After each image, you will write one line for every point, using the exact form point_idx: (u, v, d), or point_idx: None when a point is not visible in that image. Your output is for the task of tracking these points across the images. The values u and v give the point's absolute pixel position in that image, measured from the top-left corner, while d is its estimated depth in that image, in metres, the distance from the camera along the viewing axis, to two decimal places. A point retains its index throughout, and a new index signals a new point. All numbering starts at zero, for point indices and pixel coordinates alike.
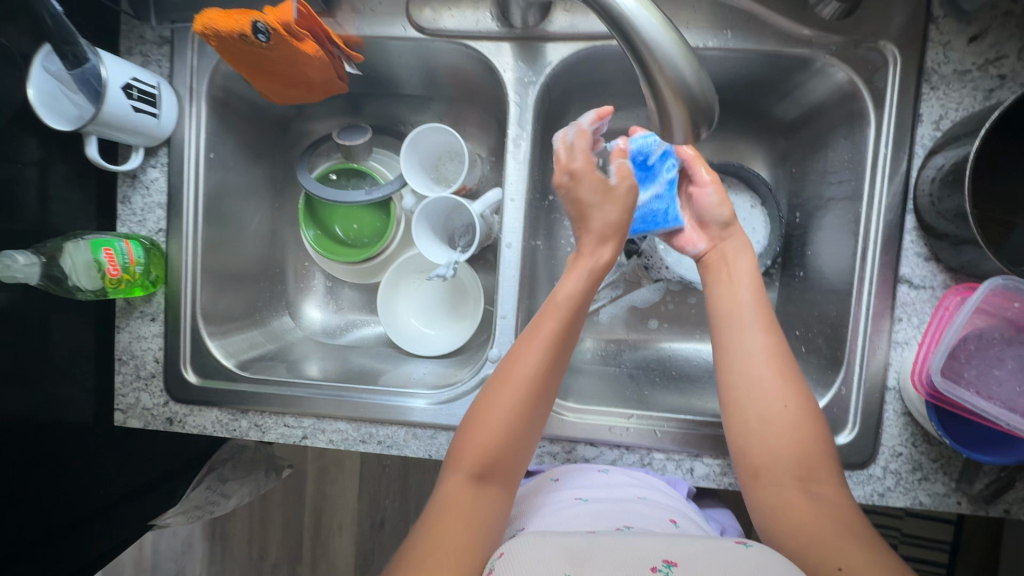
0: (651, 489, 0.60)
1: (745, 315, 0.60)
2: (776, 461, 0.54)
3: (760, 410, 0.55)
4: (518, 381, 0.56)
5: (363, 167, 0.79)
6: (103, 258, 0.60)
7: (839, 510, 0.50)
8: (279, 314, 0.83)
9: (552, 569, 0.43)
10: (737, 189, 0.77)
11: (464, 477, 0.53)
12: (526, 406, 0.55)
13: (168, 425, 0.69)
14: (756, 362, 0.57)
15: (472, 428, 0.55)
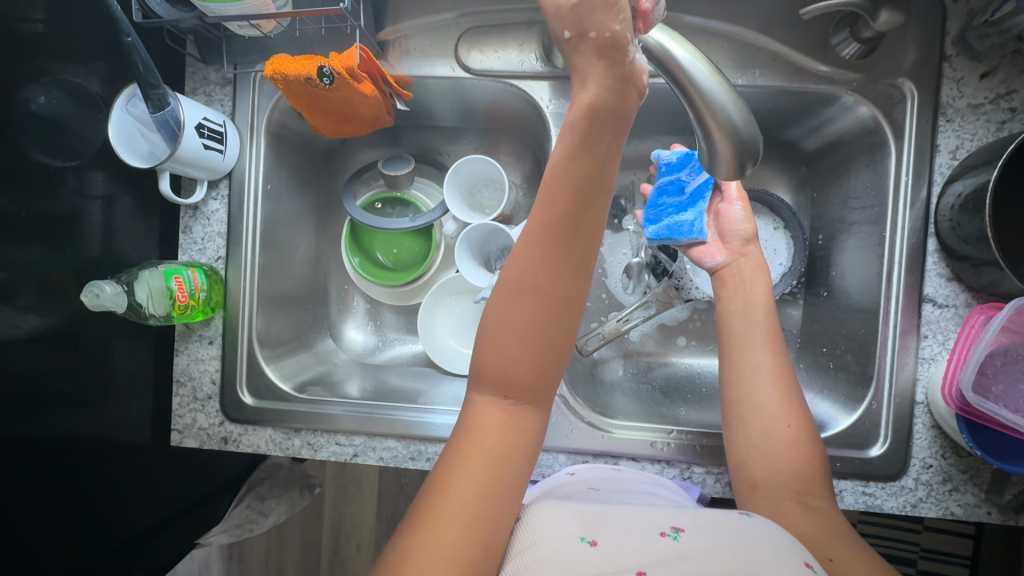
0: (662, 487, 0.62)
1: (754, 334, 0.62)
2: (775, 475, 0.56)
3: (763, 427, 0.58)
4: (523, 285, 0.43)
5: (406, 195, 0.83)
6: (173, 285, 0.64)
7: (832, 519, 0.52)
8: (322, 336, 0.86)
9: (565, 530, 0.46)
10: (762, 213, 0.82)
11: (488, 399, 0.46)
12: (541, 313, 0.43)
13: (223, 444, 0.72)
14: (765, 379, 0.60)
15: (484, 342, 0.45)
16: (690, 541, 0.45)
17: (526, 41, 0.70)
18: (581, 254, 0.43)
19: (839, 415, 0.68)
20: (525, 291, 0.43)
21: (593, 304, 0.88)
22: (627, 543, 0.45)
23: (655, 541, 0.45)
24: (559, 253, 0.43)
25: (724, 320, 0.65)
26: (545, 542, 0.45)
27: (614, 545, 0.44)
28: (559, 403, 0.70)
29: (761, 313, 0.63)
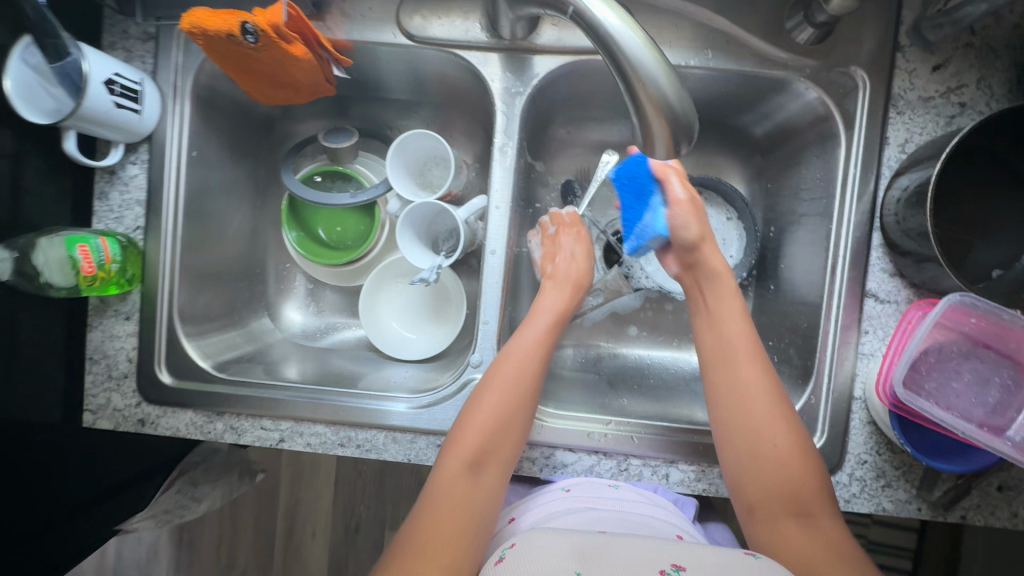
0: (659, 509, 0.62)
1: (733, 350, 0.62)
2: (771, 497, 0.57)
3: (749, 447, 0.58)
4: (511, 380, 0.62)
5: (348, 169, 0.79)
6: (77, 254, 0.59)
7: (832, 538, 0.54)
8: (257, 315, 0.82)
9: (562, 563, 0.48)
10: (716, 203, 0.81)
11: (455, 464, 0.58)
12: (520, 405, 0.62)
13: (139, 427, 0.68)
14: (744, 392, 0.60)
15: (466, 421, 0.61)
16: None
17: (473, 9, 0.67)
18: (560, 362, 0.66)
19: None
20: (511, 384, 0.62)
21: None
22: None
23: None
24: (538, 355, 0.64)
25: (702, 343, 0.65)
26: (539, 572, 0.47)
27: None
28: None
29: (740, 327, 0.64)
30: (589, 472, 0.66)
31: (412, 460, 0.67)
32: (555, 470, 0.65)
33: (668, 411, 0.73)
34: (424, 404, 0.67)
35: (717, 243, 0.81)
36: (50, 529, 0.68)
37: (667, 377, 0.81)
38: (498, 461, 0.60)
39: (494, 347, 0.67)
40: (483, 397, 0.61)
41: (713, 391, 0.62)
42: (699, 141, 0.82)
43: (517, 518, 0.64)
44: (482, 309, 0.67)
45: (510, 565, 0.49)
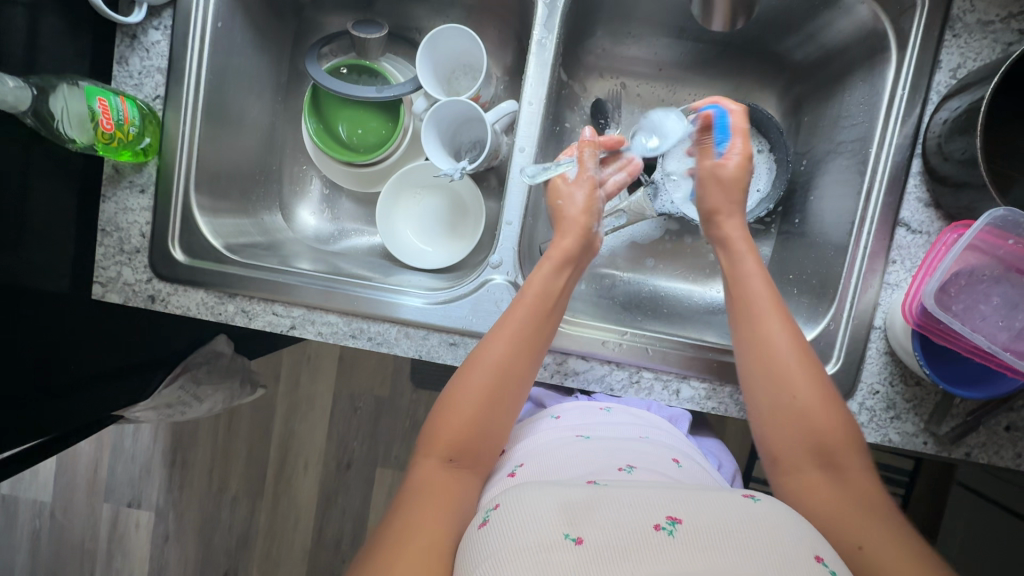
0: (654, 429, 0.67)
1: (758, 306, 0.61)
2: (795, 449, 0.57)
3: (771, 403, 0.58)
4: (493, 367, 0.59)
5: (376, 66, 0.76)
6: (96, 107, 0.56)
7: (862, 487, 0.54)
8: (272, 212, 0.80)
9: (550, 528, 0.45)
10: (749, 134, 0.79)
11: (433, 461, 0.56)
12: (503, 389, 0.59)
13: (150, 303, 0.67)
14: (774, 347, 0.59)
15: (444, 412, 0.58)
16: (686, 535, 0.45)
17: None
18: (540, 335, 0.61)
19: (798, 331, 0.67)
20: (491, 372, 0.59)
21: None
22: (617, 541, 0.44)
23: (649, 538, 0.44)
24: (520, 341, 0.60)
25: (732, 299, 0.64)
26: (525, 539, 0.44)
27: (602, 543, 0.44)
28: (512, 292, 0.65)
29: (757, 284, 0.63)
30: (601, 381, 0.66)
31: (423, 356, 0.66)
32: (568, 376, 0.66)
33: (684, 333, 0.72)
34: (439, 300, 0.66)
35: None
36: (56, 397, 0.68)
37: (681, 307, 0.80)
38: (480, 453, 0.58)
39: (515, 249, 0.66)
40: (462, 389, 0.59)
41: (744, 348, 0.60)
42: (736, 70, 0.80)
43: (509, 450, 0.66)
44: (506, 208, 0.66)
45: (497, 531, 0.47)
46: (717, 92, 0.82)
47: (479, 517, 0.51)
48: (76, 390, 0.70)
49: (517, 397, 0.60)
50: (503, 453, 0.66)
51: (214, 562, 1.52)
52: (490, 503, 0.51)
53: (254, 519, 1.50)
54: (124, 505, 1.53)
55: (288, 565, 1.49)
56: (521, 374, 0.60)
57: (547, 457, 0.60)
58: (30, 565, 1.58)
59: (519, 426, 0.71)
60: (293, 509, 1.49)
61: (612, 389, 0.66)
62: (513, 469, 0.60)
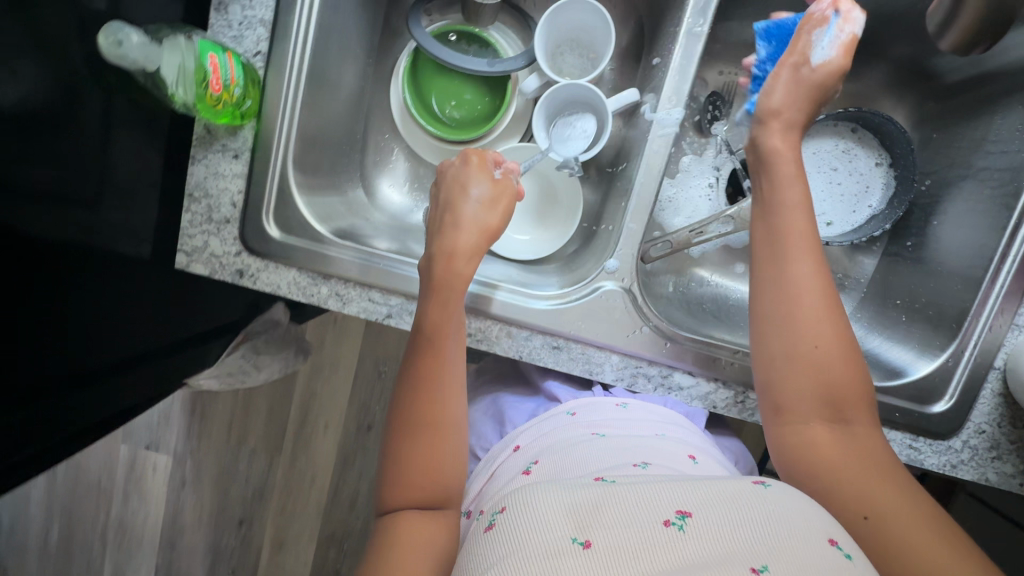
0: (671, 426, 0.64)
1: (795, 251, 0.56)
2: (801, 394, 0.54)
3: (785, 346, 0.55)
4: (424, 413, 0.56)
5: (484, 35, 0.70)
6: (206, 66, 0.51)
7: (865, 446, 0.52)
8: (353, 185, 0.75)
9: (556, 534, 0.43)
10: (869, 145, 0.75)
11: (409, 509, 0.53)
12: (443, 441, 0.56)
13: (237, 278, 0.63)
14: (799, 295, 0.55)
15: (405, 459, 0.55)
16: (696, 531, 0.43)
17: None
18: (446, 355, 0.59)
19: (915, 361, 0.64)
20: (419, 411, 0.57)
21: (659, 207, 0.79)
22: (626, 542, 0.42)
23: (658, 534, 0.43)
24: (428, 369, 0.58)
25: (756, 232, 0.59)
26: (531, 546, 0.43)
27: (610, 546, 0.42)
28: (626, 300, 0.62)
29: (801, 217, 0.57)
30: (704, 398, 0.64)
31: (523, 357, 0.63)
32: (672, 390, 0.63)
33: None
34: (552, 303, 0.62)
35: (858, 189, 0.76)
36: (122, 371, 0.65)
37: None
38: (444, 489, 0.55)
39: (635, 255, 0.61)
40: (415, 440, 0.55)
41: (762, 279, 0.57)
42: (866, 74, 0.75)
43: (522, 447, 0.65)
44: (630, 214, 0.61)
45: (502, 535, 0.46)
46: (839, 96, 0.76)
47: (487, 519, 0.50)
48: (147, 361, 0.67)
49: (456, 445, 0.57)
50: (516, 450, 0.65)
51: (229, 511, 1.53)
52: (496, 507, 0.50)
53: (271, 473, 1.51)
54: (142, 448, 1.52)
55: (302, 519, 1.51)
56: (449, 407, 0.58)
57: (565, 457, 0.59)
58: (42, 499, 1.58)
59: (531, 421, 0.69)
60: (311, 467, 1.50)
61: (715, 407, 0.64)
62: (527, 467, 0.60)
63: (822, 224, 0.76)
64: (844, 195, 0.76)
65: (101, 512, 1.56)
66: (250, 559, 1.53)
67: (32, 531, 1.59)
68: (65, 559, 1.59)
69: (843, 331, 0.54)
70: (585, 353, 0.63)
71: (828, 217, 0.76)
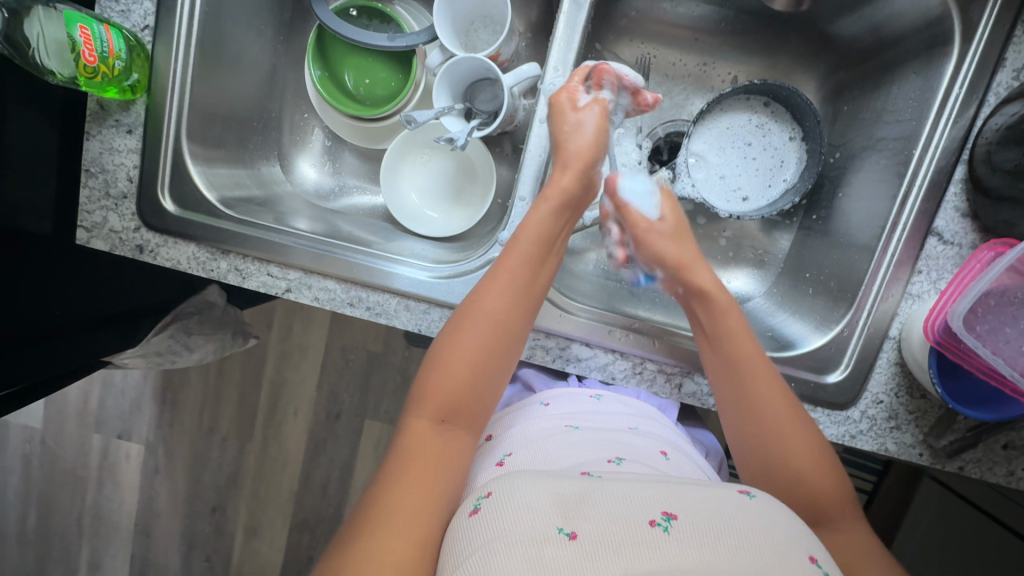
0: (643, 419, 0.65)
1: (745, 372, 0.57)
2: (787, 511, 0.55)
3: (760, 466, 0.56)
4: (474, 319, 0.56)
5: (389, 11, 0.69)
6: (77, 37, 0.51)
7: (859, 548, 0.52)
8: (269, 163, 0.75)
9: (541, 524, 0.43)
10: (782, 118, 0.75)
11: (424, 421, 0.54)
12: (493, 340, 0.56)
13: (137, 254, 0.63)
14: (762, 416, 0.56)
15: (434, 367, 0.56)
16: (681, 533, 0.42)
17: None
18: (542, 274, 0.59)
19: (810, 334, 0.65)
20: (487, 321, 0.56)
21: None
22: (613, 535, 0.42)
23: (644, 532, 0.42)
24: (516, 287, 0.57)
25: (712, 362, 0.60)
26: (517, 535, 0.42)
27: (597, 538, 0.42)
28: None
29: (751, 347, 0.58)
30: (603, 370, 0.64)
31: (422, 330, 0.64)
32: (570, 362, 0.63)
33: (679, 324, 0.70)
34: (446, 275, 0.63)
35: (772, 163, 0.75)
36: (54, 335, 0.66)
37: None
38: (473, 411, 0.56)
39: None
40: (455, 338, 0.56)
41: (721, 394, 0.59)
42: (777, 47, 0.75)
43: (497, 436, 0.64)
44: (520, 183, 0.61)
45: (485, 522, 0.45)
46: (754, 70, 0.77)
47: (471, 504, 0.49)
48: (89, 331, 0.70)
49: (501, 374, 0.57)
50: (490, 440, 0.64)
51: (201, 499, 1.53)
52: (481, 492, 0.49)
53: (242, 461, 1.49)
54: (113, 437, 1.53)
55: (274, 506, 1.49)
56: (519, 316, 0.57)
57: (541, 448, 0.58)
58: (21, 487, 1.59)
59: (505, 413, 0.68)
60: (281, 453, 1.48)
61: (613, 378, 0.64)
62: (501, 459, 0.59)
63: (738, 200, 0.76)
64: (759, 170, 0.76)
65: (76, 500, 1.57)
66: (224, 546, 1.52)
67: (14, 520, 1.60)
68: (46, 546, 1.60)
69: (809, 443, 0.55)
70: None
71: (743, 192, 0.76)
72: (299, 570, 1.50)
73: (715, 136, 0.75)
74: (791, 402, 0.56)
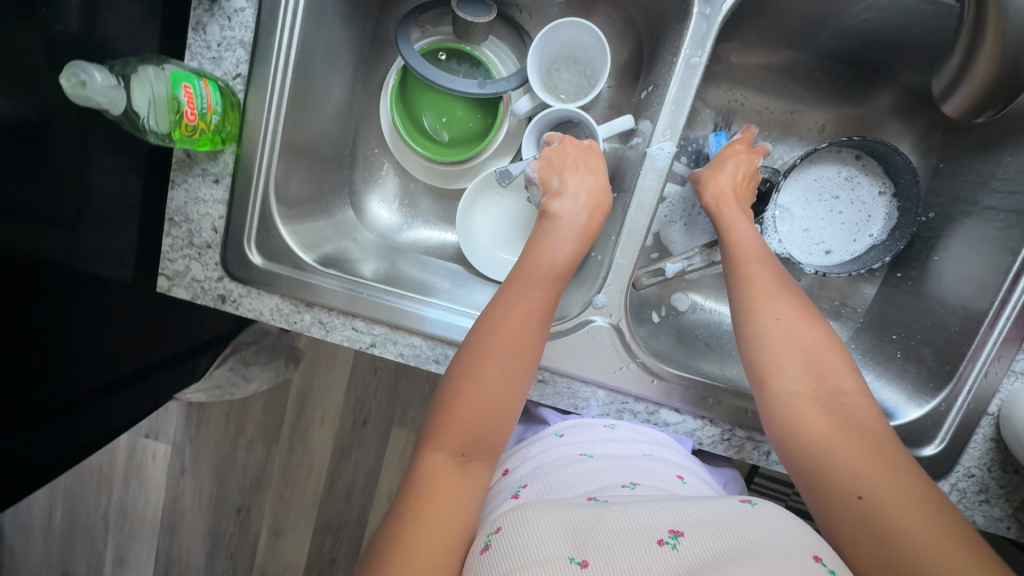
0: (658, 446, 0.59)
1: (745, 241, 0.61)
2: (789, 373, 0.54)
3: (756, 326, 0.56)
4: (504, 345, 0.55)
5: (477, 54, 0.68)
6: (180, 96, 0.49)
7: (856, 419, 0.50)
8: (342, 206, 0.73)
9: (551, 550, 0.41)
10: (873, 172, 0.73)
11: (443, 454, 0.51)
12: (519, 367, 0.55)
13: (220, 303, 0.62)
14: (759, 276, 0.58)
15: (453, 402, 0.53)
16: (692, 551, 0.41)
17: None
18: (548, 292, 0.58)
19: (905, 405, 0.63)
20: (516, 345, 0.55)
21: (659, 227, 0.77)
22: (621, 561, 0.40)
23: (651, 551, 0.41)
24: (533, 313, 0.57)
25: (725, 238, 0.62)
26: (530, 563, 0.40)
27: (606, 564, 0.40)
28: (614, 336, 0.61)
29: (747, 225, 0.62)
30: (690, 435, 0.63)
31: None
32: (658, 427, 0.62)
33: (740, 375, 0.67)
34: None
35: (859, 218, 0.73)
36: (119, 388, 0.64)
37: None
38: (494, 445, 0.53)
39: (624, 291, 0.60)
40: (486, 366, 0.54)
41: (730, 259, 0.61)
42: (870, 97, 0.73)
43: (512, 471, 0.60)
44: (619, 249, 0.59)
45: (498, 555, 0.43)
46: (843, 119, 0.75)
47: (482, 541, 0.46)
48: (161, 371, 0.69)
49: (512, 412, 0.55)
50: (507, 475, 0.60)
51: (227, 500, 1.53)
52: (491, 527, 0.46)
53: (269, 465, 1.49)
54: (141, 437, 1.53)
55: (299, 509, 1.50)
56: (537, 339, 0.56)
57: (552, 476, 0.54)
58: None
59: (520, 447, 0.63)
60: (308, 459, 1.48)
61: (701, 443, 0.63)
62: (515, 492, 0.54)
63: (820, 253, 0.74)
64: (844, 224, 0.74)
65: (101, 497, 1.58)
66: (248, 548, 1.53)
67: (38, 513, 1.61)
68: (70, 539, 1.61)
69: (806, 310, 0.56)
70: (570, 386, 0.62)
71: (826, 246, 0.74)
72: (322, 572, 1.51)
73: (801, 188, 0.73)
74: (781, 267, 0.59)
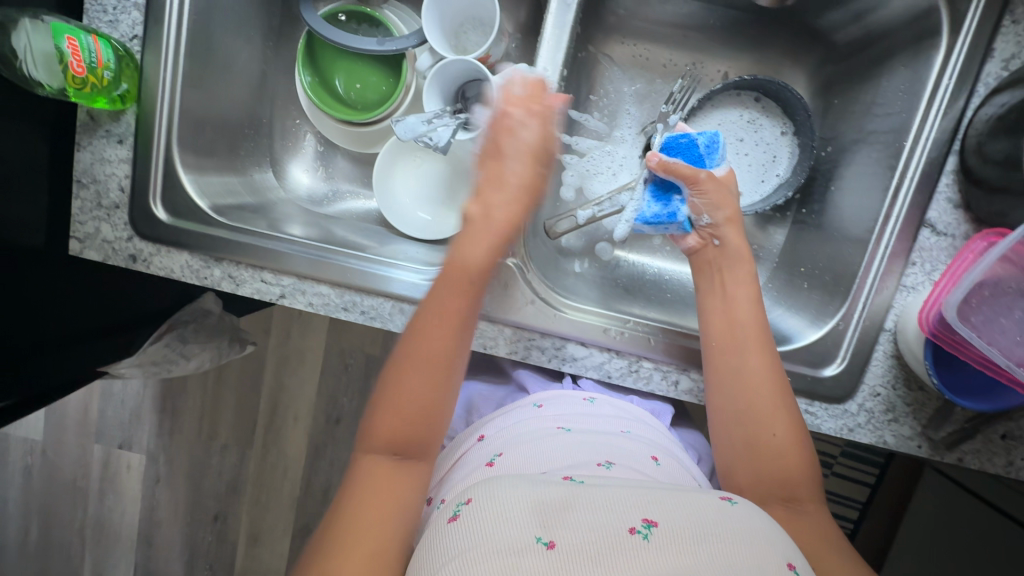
0: (635, 423, 0.64)
1: (738, 334, 0.60)
2: (760, 482, 0.56)
3: (747, 435, 0.58)
4: (424, 352, 0.55)
5: (377, 15, 0.70)
6: (64, 48, 0.51)
7: (821, 526, 0.53)
8: (261, 169, 0.75)
9: (519, 530, 0.42)
10: (773, 114, 0.75)
11: (384, 447, 0.54)
12: (440, 373, 0.55)
13: (130, 263, 0.63)
14: (752, 384, 0.58)
15: (391, 404, 0.54)
16: (661, 542, 0.41)
17: None
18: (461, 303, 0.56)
19: (805, 329, 0.65)
20: (433, 359, 0.55)
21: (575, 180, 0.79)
22: (591, 544, 0.41)
23: (623, 541, 0.41)
24: (451, 334, 0.55)
25: (708, 325, 0.61)
26: (495, 541, 0.41)
27: (574, 546, 0.41)
28: (514, 273, 0.63)
29: (749, 314, 0.60)
30: (598, 369, 0.64)
31: None
32: (565, 361, 0.63)
33: (671, 320, 0.70)
34: None
35: (765, 158, 0.75)
36: (42, 354, 0.66)
37: (683, 293, 0.78)
38: (426, 441, 0.55)
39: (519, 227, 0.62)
40: (404, 382, 0.54)
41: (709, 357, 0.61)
42: (765, 41, 0.75)
43: (487, 437, 0.63)
44: None
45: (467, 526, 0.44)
46: (743, 66, 0.77)
47: (450, 510, 0.47)
48: (86, 340, 0.70)
49: (443, 414, 0.56)
50: (480, 441, 0.63)
51: (204, 506, 1.51)
52: (461, 498, 0.46)
53: (243, 467, 1.48)
54: (114, 448, 1.52)
55: (276, 511, 1.48)
56: (457, 346, 0.56)
57: (527, 448, 0.58)
58: (21, 499, 1.58)
59: (497, 413, 0.67)
60: (282, 460, 1.46)
61: (610, 376, 0.64)
62: (490, 459, 0.58)
63: None
64: (751, 165, 0.75)
65: (77, 510, 1.56)
66: (227, 554, 1.51)
67: (16, 530, 1.59)
68: (48, 556, 1.59)
69: (797, 421, 0.57)
70: (476, 326, 0.63)
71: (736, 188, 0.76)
72: None
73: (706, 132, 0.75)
74: (784, 379, 0.58)
